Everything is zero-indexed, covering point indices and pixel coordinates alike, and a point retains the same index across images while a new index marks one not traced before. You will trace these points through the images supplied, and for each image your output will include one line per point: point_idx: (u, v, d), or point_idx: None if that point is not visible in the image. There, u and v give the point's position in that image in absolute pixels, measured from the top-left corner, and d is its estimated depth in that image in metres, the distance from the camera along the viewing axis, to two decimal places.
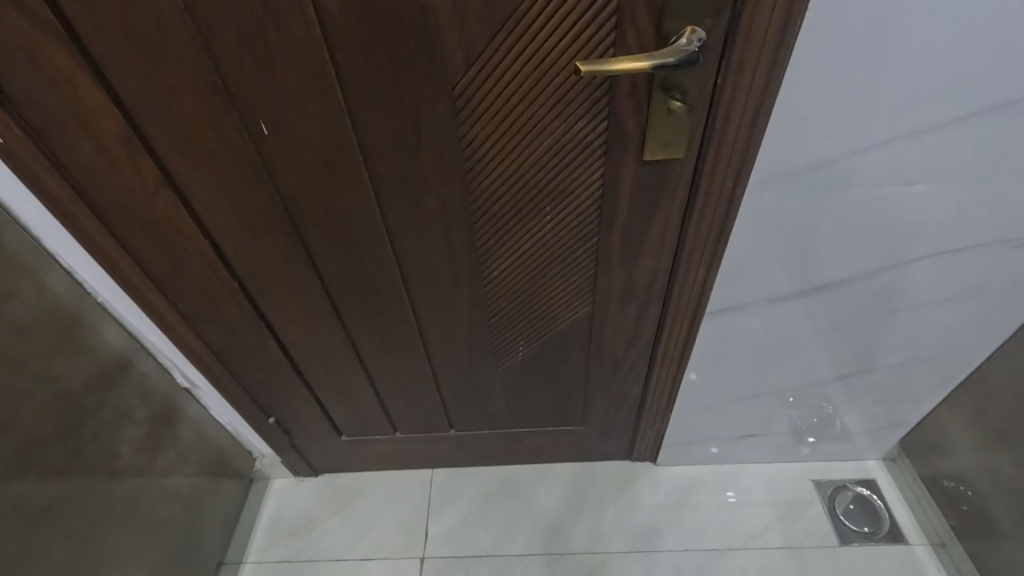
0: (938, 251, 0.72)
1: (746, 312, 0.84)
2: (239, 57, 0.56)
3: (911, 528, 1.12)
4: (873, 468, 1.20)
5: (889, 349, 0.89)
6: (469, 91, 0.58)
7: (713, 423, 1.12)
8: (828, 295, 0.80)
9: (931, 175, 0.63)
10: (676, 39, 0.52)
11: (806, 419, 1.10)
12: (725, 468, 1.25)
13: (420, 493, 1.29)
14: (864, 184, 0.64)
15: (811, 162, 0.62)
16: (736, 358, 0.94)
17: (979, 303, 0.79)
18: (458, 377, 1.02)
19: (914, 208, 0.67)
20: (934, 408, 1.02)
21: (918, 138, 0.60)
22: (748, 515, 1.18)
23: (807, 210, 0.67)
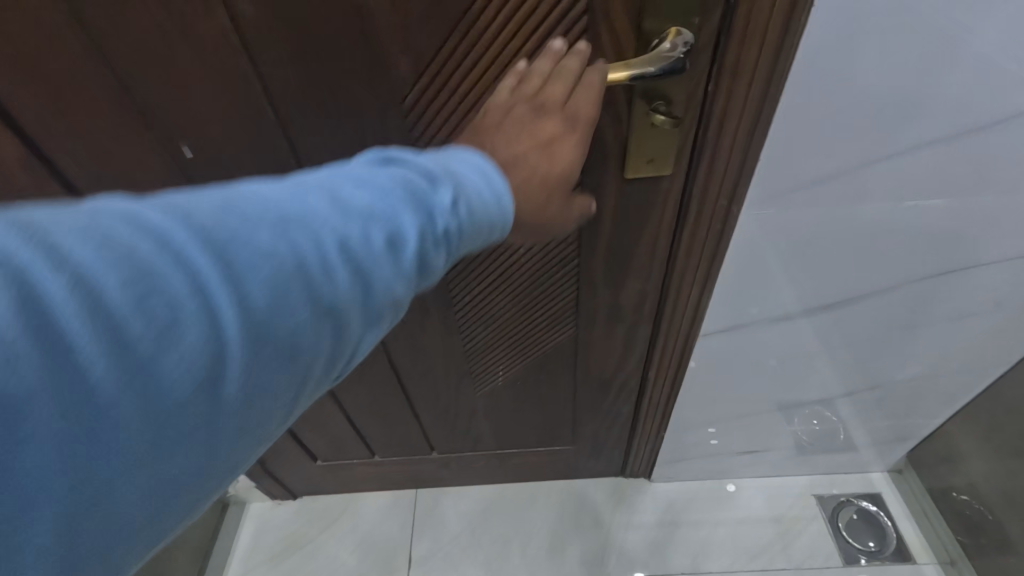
0: (958, 267, 0.65)
1: (745, 332, 0.77)
2: (148, 72, 0.46)
3: (918, 545, 1.07)
4: (878, 481, 1.14)
5: (898, 364, 0.83)
6: (420, 107, 0.49)
7: (710, 439, 1.06)
8: (834, 312, 0.73)
9: (954, 187, 0.55)
10: (658, 42, 0.44)
11: (809, 433, 1.04)
12: (724, 483, 1.19)
13: (403, 516, 1.22)
14: (877, 197, 0.57)
15: (816, 177, 0.55)
16: (734, 377, 0.87)
17: (1000, 318, 0.73)
18: (435, 401, 0.95)
19: (933, 221, 0.59)
20: (944, 421, 0.96)
21: (942, 147, 0.52)
22: (749, 533, 1.13)
23: (812, 225, 0.60)
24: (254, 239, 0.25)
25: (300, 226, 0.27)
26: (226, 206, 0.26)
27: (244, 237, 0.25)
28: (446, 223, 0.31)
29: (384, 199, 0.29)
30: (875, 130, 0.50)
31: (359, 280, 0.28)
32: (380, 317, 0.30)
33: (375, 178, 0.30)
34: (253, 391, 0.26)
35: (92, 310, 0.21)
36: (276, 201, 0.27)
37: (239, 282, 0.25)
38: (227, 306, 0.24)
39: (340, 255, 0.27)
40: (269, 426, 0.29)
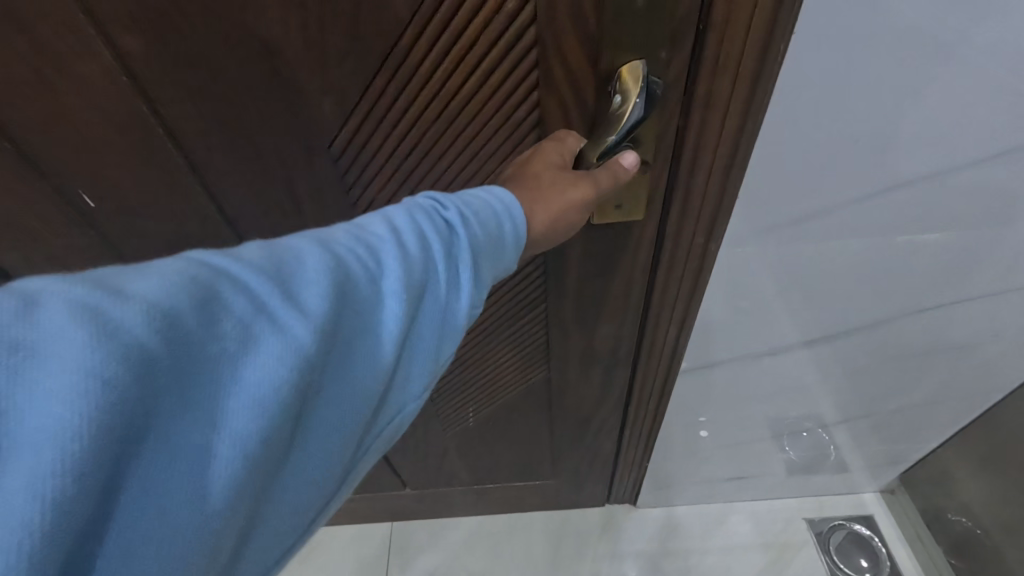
0: (955, 300, 0.61)
1: (732, 365, 0.72)
2: (29, 115, 0.41)
3: (913, 569, 1.04)
4: (869, 501, 1.11)
5: (891, 395, 0.80)
6: (350, 149, 0.45)
7: (699, 465, 1.01)
8: (828, 345, 0.69)
9: (954, 220, 0.51)
10: (613, 90, 0.39)
11: (799, 458, 1.00)
12: (712, 508, 1.15)
13: (379, 550, 1.15)
14: (869, 233, 0.52)
15: (806, 214, 0.50)
16: (721, 408, 0.83)
17: (1000, 349, 0.69)
18: (405, 441, 0.88)
19: (931, 254, 0.55)
20: (938, 446, 0.93)
21: (945, 178, 0.46)
22: (738, 561, 1.08)
23: (802, 261, 0.56)
24: (330, 253, 0.26)
25: (362, 242, 0.28)
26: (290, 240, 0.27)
27: (318, 252, 0.26)
28: (481, 223, 0.32)
29: (418, 213, 0.30)
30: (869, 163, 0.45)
31: (431, 278, 0.29)
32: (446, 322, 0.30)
33: (414, 203, 0.31)
34: (347, 398, 0.26)
35: (205, 323, 0.22)
36: (337, 227, 0.29)
37: (312, 287, 0.25)
38: (321, 303, 0.25)
39: (407, 257, 0.28)
40: (365, 436, 0.28)
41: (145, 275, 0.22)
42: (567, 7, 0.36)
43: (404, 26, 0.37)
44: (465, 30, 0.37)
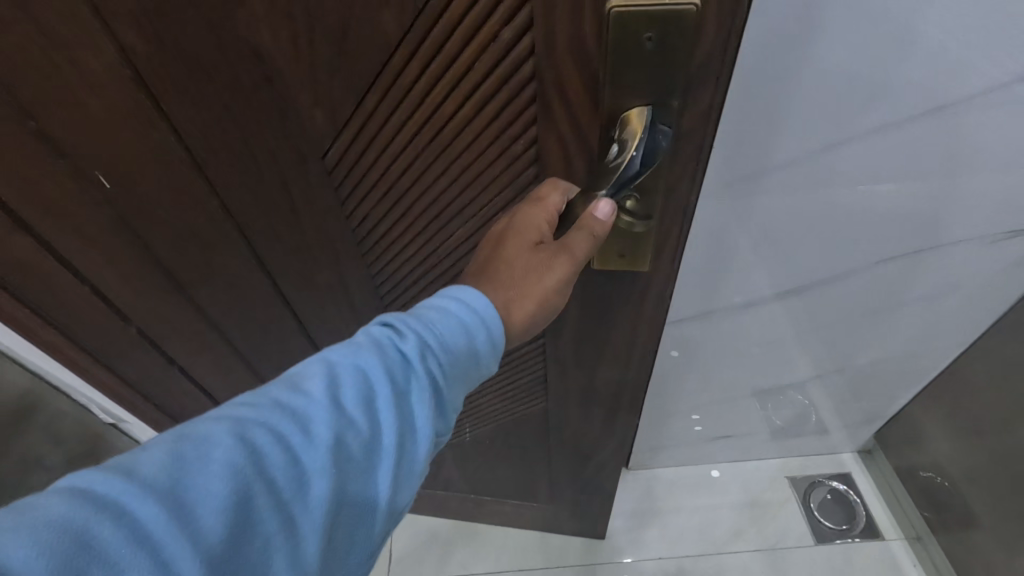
0: (918, 249, 0.66)
1: (720, 319, 0.77)
2: (52, 105, 0.41)
3: (887, 522, 1.11)
4: (847, 460, 1.17)
5: (865, 348, 0.84)
6: (343, 160, 0.46)
7: (689, 425, 1.06)
8: (803, 298, 0.74)
9: (912, 172, 0.56)
10: (614, 138, 0.37)
11: (782, 416, 1.05)
12: (701, 468, 1.20)
13: None
14: (832, 183, 0.58)
15: (778, 162, 0.55)
16: (710, 363, 0.87)
17: (961, 301, 0.74)
18: None
19: (892, 206, 0.60)
20: (908, 404, 0.98)
21: (897, 130, 0.52)
22: (724, 517, 1.14)
23: (778, 213, 0.61)
24: (242, 446, 0.29)
25: (283, 418, 0.31)
26: (208, 425, 0.30)
27: (230, 443, 0.29)
28: (437, 355, 0.35)
29: (345, 370, 0.33)
30: (825, 122, 0.51)
31: (355, 443, 0.32)
32: (370, 480, 0.32)
33: (352, 350, 0.34)
34: None
35: (79, 574, 0.24)
36: (263, 398, 0.32)
37: (214, 492, 0.27)
38: (214, 519, 0.27)
39: (327, 427, 0.31)
40: None
41: (27, 525, 0.24)
42: (567, 39, 0.34)
43: (394, 46, 0.37)
44: (459, 55, 0.37)
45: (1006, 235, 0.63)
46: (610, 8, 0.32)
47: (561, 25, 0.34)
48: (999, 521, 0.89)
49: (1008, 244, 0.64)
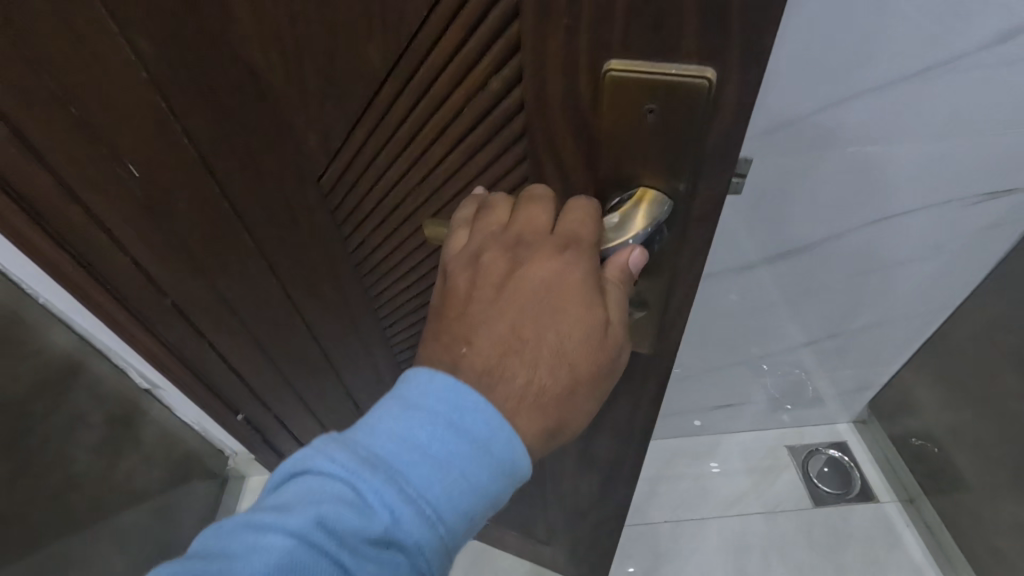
0: (907, 210, 0.76)
1: (710, 281, 0.89)
2: (99, 109, 0.46)
3: (881, 485, 1.16)
4: (843, 430, 1.22)
5: (851, 311, 0.93)
6: (338, 171, 0.48)
7: (695, 389, 1.13)
8: (790, 263, 0.85)
9: (898, 135, 0.67)
10: (613, 210, 0.34)
11: (779, 387, 1.13)
12: (703, 440, 1.25)
13: None
14: (812, 146, 0.68)
15: (764, 126, 0.67)
16: (709, 322, 0.98)
17: (943, 262, 0.83)
18: None
19: (879, 168, 0.71)
20: (901, 369, 1.04)
21: (882, 95, 0.63)
22: (725, 485, 1.19)
23: (778, 172, 0.72)
24: None
25: None
26: None
27: None
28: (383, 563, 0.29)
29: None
30: (823, 92, 0.62)
31: None
32: None
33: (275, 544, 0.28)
34: None
35: None
36: None
37: None
38: None
39: None
40: None
41: None
42: (560, 99, 0.32)
43: (386, 75, 0.38)
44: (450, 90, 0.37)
45: (982, 198, 0.73)
46: (608, 69, 0.30)
47: (556, 84, 0.31)
48: (988, 475, 0.96)
49: (985, 205, 0.74)
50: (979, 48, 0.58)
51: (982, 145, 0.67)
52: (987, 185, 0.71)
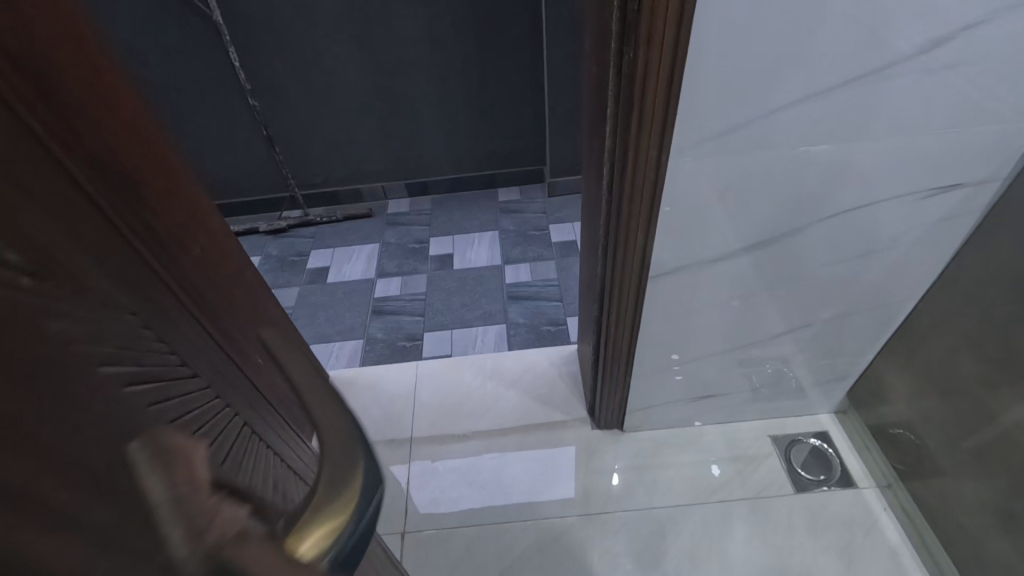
0: (889, 197, 0.81)
1: (690, 272, 0.92)
2: None
3: (860, 472, 1.21)
4: (825, 420, 1.30)
5: (823, 302, 1.00)
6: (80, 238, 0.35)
7: (679, 383, 1.18)
8: (760, 254, 0.89)
9: (856, 131, 0.72)
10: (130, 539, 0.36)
11: (760, 377, 1.19)
12: (688, 430, 1.32)
13: (395, 490, 1.28)
14: (763, 148, 0.73)
15: (723, 128, 0.70)
16: (689, 316, 1.01)
17: (904, 250, 0.90)
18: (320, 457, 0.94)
19: (843, 164, 0.76)
20: (874, 358, 1.13)
21: (839, 92, 0.68)
22: (710, 472, 1.25)
23: (746, 170, 0.76)
24: None
25: None
26: None
27: None
28: None
29: None
30: (781, 98, 0.67)
31: None
32: None
33: None
34: None
35: None
36: None
37: None
38: None
39: None
40: None
41: None
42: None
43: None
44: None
45: (940, 189, 0.80)
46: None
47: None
48: (953, 454, 0.98)
49: (942, 196, 0.81)
50: (918, 52, 0.64)
51: (925, 141, 0.74)
52: (940, 180, 0.79)
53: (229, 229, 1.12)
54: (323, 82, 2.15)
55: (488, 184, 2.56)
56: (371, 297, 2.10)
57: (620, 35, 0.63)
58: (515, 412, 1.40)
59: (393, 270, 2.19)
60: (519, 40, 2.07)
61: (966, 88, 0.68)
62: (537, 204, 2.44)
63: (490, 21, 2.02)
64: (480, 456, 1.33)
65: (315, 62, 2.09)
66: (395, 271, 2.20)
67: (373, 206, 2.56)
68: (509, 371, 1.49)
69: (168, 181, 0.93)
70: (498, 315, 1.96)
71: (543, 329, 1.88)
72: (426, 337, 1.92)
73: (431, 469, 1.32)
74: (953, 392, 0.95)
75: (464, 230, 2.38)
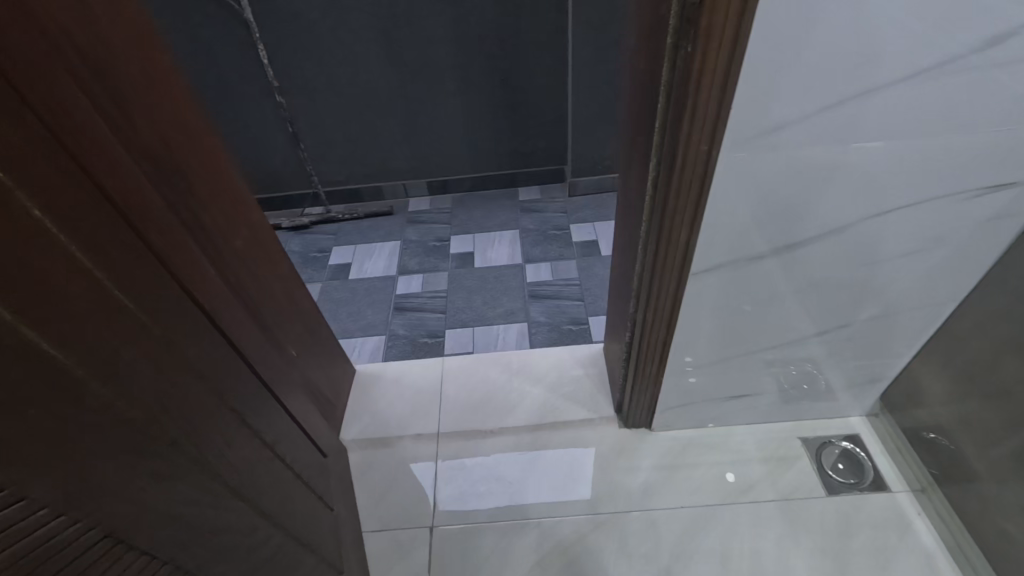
0: (935, 196, 0.81)
1: (729, 271, 0.91)
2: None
3: (894, 476, 1.20)
4: (856, 423, 1.29)
5: (859, 304, 0.99)
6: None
7: (710, 383, 1.18)
8: (799, 255, 0.89)
9: (900, 130, 0.72)
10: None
11: (789, 379, 1.18)
12: (717, 431, 1.31)
13: (423, 483, 1.30)
14: (812, 145, 0.73)
15: (773, 126, 0.70)
16: (723, 316, 1.01)
17: (946, 252, 0.90)
18: (299, 451, 0.97)
19: (889, 162, 0.76)
20: (910, 360, 1.13)
21: (889, 91, 0.67)
22: (740, 472, 1.24)
23: (791, 168, 0.75)
24: None
25: None
26: None
27: None
28: None
29: None
30: (830, 97, 0.67)
31: None
32: None
33: None
34: None
35: None
36: None
37: None
38: None
39: None
40: None
41: None
42: None
43: None
44: None
45: (985, 191, 0.80)
46: None
47: None
48: (992, 459, 0.97)
49: (987, 197, 0.81)
50: (971, 50, 0.63)
51: (975, 139, 0.73)
52: (985, 180, 0.78)
53: (268, 223, 1.13)
54: (347, 81, 2.17)
55: (509, 183, 2.57)
56: (392, 293, 2.11)
57: (677, 31, 0.63)
58: (540, 408, 1.40)
59: (415, 267, 2.20)
60: (543, 39, 2.08)
61: (1019, 87, 0.67)
62: (557, 203, 2.44)
63: (515, 21, 2.02)
64: (509, 452, 1.33)
65: (341, 60, 2.10)
66: (416, 268, 2.20)
67: (394, 204, 2.58)
68: (535, 369, 1.49)
69: (213, 174, 0.94)
70: (520, 313, 1.96)
71: (565, 328, 1.88)
72: (448, 334, 1.92)
73: (458, 464, 1.32)
74: (993, 395, 0.94)
75: (485, 229, 2.38)
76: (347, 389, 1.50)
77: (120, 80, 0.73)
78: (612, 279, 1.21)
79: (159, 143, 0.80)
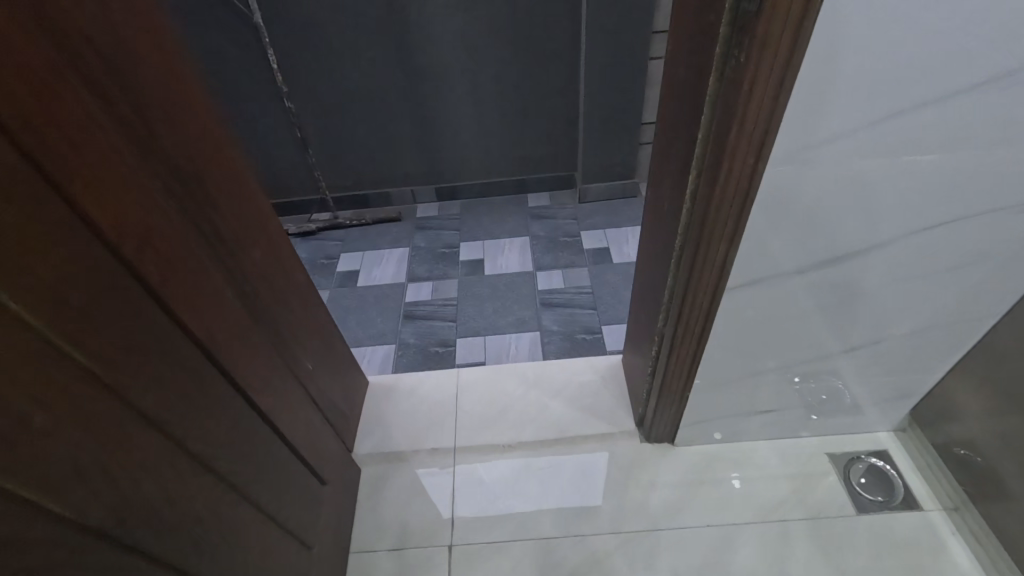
0: (982, 210, 0.78)
1: (765, 286, 0.89)
2: None
3: (926, 494, 1.17)
4: (884, 438, 1.27)
5: (891, 320, 0.97)
6: None
7: (737, 399, 1.15)
8: (835, 270, 0.86)
9: (951, 142, 0.69)
10: None
11: (815, 395, 1.16)
12: (742, 446, 1.29)
13: (437, 500, 1.26)
14: (862, 158, 0.70)
15: (823, 138, 0.67)
16: (755, 331, 0.98)
17: (989, 269, 0.87)
18: (279, 481, 0.92)
19: (933, 176, 0.73)
20: (943, 374, 1.10)
21: (945, 103, 0.65)
22: (766, 489, 1.21)
23: (836, 182, 0.73)
24: None
25: None
26: None
27: None
28: None
29: None
30: (883, 110, 0.65)
31: None
32: None
33: None
34: None
35: None
36: None
37: None
38: None
39: None
40: None
41: None
42: None
43: None
44: None
45: None
46: None
47: None
48: None
49: None
50: None
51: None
52: None
53: (284, 233, 1.10)
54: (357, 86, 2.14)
55: (519, 189, 2.54)
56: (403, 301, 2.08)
57: (728, 39, 0.61)
58: (558, 421, 1.37)
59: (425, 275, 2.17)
60: (556, 46, 2.06)
61: None
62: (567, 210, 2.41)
63: (528, 27, 2.00)
64: (527, 467, 1.30)
65: (351, 65, 2.08)
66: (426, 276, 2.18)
67: (403, 210, 2.55)
68: (552, 381, 1.46)
69: (232, 186, 0.92)
70: (532, 322, 1.93)
71: (579, 338, 1.85)
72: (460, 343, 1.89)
73: (474, 479, 1.29)
74: None
75: (494, 235, 2.35)
76: (360, 402, 1.47)
77: (140, 88, 0.70)
78: (637, 291, 1.18)
79: (180, 156, 0.78)
